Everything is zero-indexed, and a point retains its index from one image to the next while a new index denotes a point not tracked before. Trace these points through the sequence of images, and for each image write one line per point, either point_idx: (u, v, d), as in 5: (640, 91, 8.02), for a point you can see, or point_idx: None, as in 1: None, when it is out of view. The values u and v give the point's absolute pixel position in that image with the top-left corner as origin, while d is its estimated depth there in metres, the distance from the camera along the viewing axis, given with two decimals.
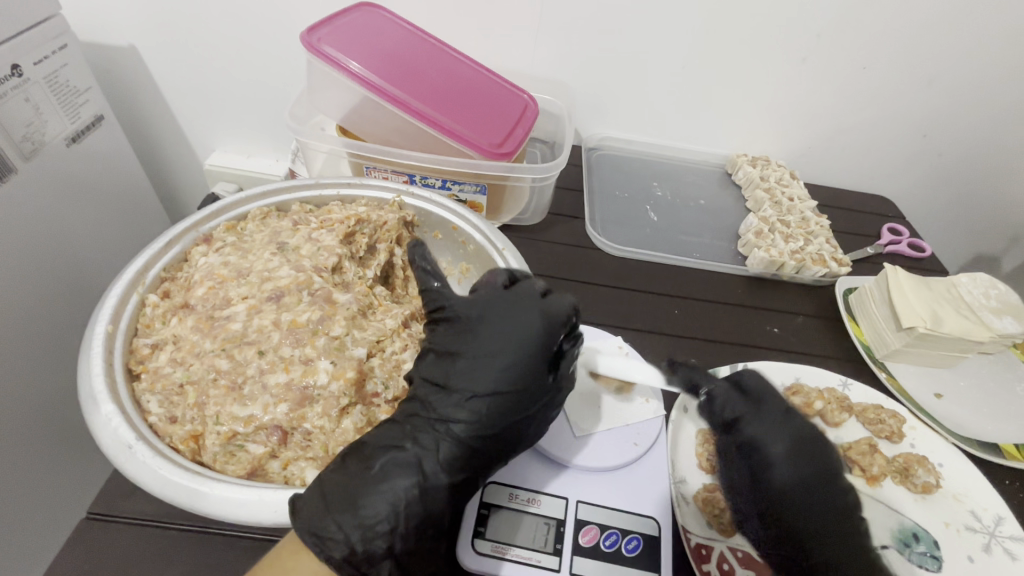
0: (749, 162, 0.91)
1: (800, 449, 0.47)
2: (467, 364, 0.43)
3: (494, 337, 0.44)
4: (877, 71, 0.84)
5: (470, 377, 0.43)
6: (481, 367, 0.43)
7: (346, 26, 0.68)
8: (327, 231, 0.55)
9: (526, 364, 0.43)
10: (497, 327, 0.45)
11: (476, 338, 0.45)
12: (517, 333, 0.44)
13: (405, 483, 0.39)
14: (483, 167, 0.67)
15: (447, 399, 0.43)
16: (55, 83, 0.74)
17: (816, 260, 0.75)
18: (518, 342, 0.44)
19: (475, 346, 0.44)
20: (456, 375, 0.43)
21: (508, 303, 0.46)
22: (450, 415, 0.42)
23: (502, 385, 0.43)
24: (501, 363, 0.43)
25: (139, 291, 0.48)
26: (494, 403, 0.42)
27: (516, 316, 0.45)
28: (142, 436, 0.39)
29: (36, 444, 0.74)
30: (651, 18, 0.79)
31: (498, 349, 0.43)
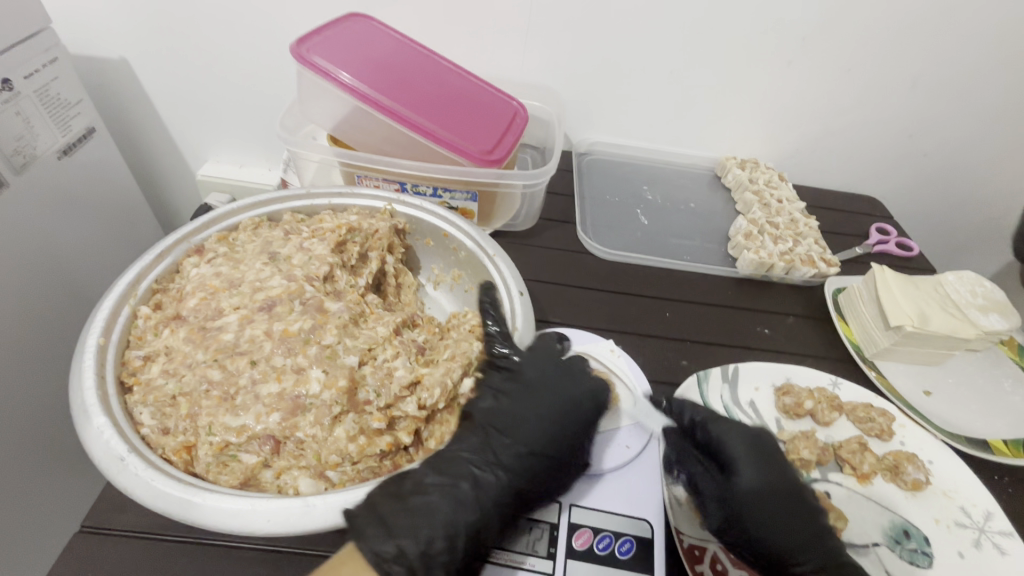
0: (738, 164, 0.92)
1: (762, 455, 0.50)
2: (521, 419, 0.48)
3: (548, 393, 0.50)
4: (861, 74, 0.85)
5: (526, 431, 0.48)
6: (534, 424, 0.48)
7: (335, 36, 0.69)
8: (319, 240, 0.55)
9: (575, 421, 0.50)
10: (557, 385, 0.51)
11: (533, 398, 0.50)
12: (569, 398, 0.50)
13: (456, 522, 0.41)
14: (474, 173, 0.68)
15: (499, 447, 0.46)
16: (46, 96, 0.74)
17: (805, 261, 0.76)
18: (570, 404, 0.50)
19: (532, 399, 0.50)
20: (512, 429, 0.48)
21: (567, 368, 0.53)
22: (501, 463, 0.46)
23: (551, 442, 0.48)
24: (557, 424, 0.49)
25: (131, 303, 0.48)
26: (544, 458, 0.47)
27: (570, 384, 0.51)
28: (134, 448, 0.39)
29: (28, 457, 0.73)
30: (639, 24, 0.80)
31: (551, 410, 0.49)
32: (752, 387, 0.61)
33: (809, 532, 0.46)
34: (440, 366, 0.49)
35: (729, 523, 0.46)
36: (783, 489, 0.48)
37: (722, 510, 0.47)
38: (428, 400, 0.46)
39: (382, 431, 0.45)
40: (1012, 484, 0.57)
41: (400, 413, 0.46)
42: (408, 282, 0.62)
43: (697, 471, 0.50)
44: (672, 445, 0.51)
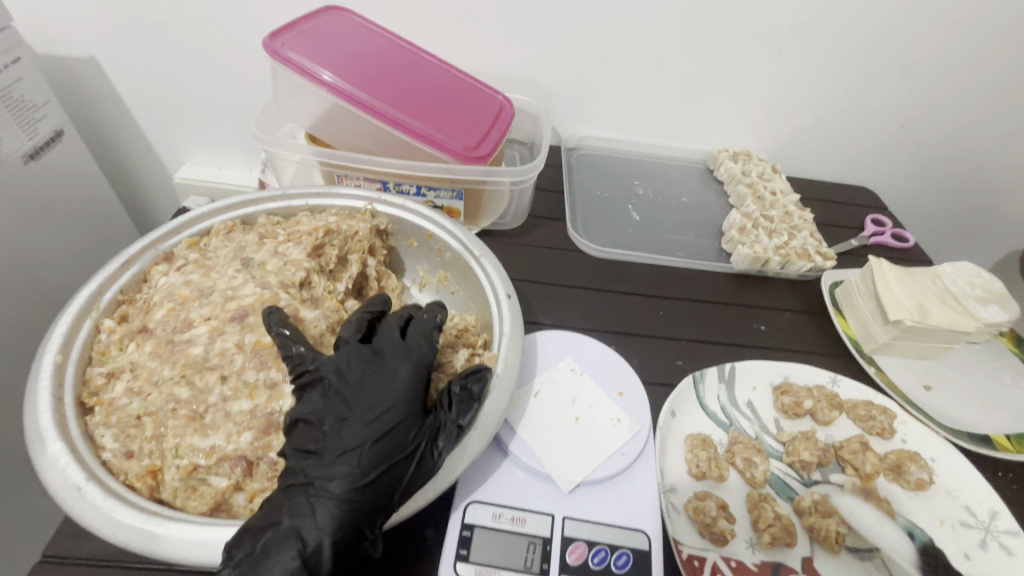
0: (730, 157, 0.90)
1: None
2: (342, 405, 0.40)
3: (366, 387, 0.41)
4: (854, 63, 0.83)
5: (356, 421, 0.40)
6: (357, 413, 0.40)
7: (311, 30, 0.65)
8: (295, 244, 0.52)
9: (400, 411, 0.41)
10: (371, 375, 0.42)
11: (352, 397, 0.41)
12: (389, 381, 0.42)
13: (293, 556, 0.35)
14: (459, 171, 0.65)
15: (327, 445, 0.39)
16: (8, 98, 0.71)
17: (800, 255, 0.74)
18: (389, 398, 0.41)
19: (345, 398, 0.41)
20: (326, 420, 0.40)
21: (368, 362, 0.43)
22: (333, 474, 0.38)
23: (385, 427, 0.40)
24: (375, 410, 0.40)
25: (93, 317, 0.45)
26: (380, 451, 0.39)
27: (386, 370, 0.43)
28: (94, 476, 0.36)
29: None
30: (625, 14, 0.78)
31: (381, 394, 0.41)
32: (750, 387, 0.60)
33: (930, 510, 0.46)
34: None
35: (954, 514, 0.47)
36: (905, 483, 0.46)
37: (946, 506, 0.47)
38: None
39: None
40: (1016, 480, 0.56)
41: None
42: (391, 284, 0.59)
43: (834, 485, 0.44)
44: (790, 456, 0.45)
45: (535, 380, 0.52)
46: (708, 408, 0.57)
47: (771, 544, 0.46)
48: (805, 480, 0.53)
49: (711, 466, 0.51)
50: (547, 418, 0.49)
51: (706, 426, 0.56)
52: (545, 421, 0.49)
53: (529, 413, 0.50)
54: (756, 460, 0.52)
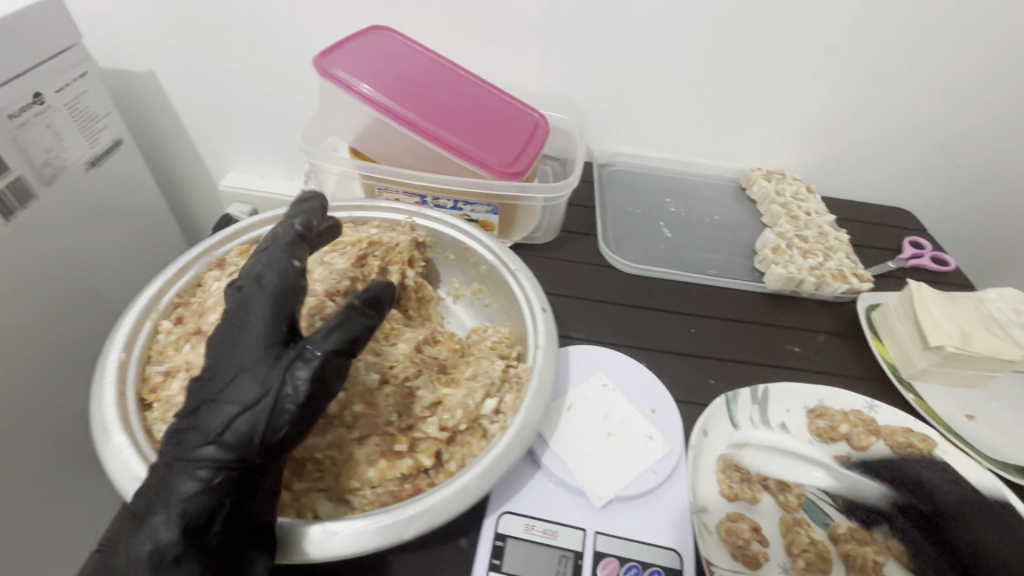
0: (763, 176, 0.90)
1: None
2: (219, 363, 0.38)
3: (240, 341, 0.38)
4: (891, 84, 0.82)
5: (226, 378, 0.37)
6: (217, 371, 0.38)
7: (357, 49, 0.68)
8: (340, 254, 0.54)
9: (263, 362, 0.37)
10: (244, 327, 0.38)
11: (228, 353, 0.38)
12: (247, 335, 0.38)
13: (160, 526, 0.34)
14: (495, 187, 0.67)
15: (201, 407, 0.37)
16: (75, 109, 0.77)
17: (836, 277, 0.73)
18: (257, 348, 0.37)
19: (224, 352, 0.38)
20: (207, 381, 0.38)
21: (240, 312, 0.39)
22: (201, 440, 0.35)
23: (244, 379, 0.36)
24: (233, 368, 0.37)
25: (153, 318, 0.48)
26: (236, 406, 0.35)
27: (251, 320, 0.38)
28: (154, 468, 0.38)
29: (47, 461, 0.74)
30: (660, 35, 0.79)
31: (248, 349, 0.37)
32: (784, 409, 0.59)
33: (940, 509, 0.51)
34: (463, 386, 0.47)
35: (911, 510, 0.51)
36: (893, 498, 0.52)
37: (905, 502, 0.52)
38: (450, 421, 0.44)
39: (403, 453, 0.42)
40: None
41: (421, 434, 0.43)
42: (429, 296, 0.61)
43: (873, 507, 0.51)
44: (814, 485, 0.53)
45: (567, 394, 0.53)
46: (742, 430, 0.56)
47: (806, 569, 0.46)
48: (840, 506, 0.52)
49: (744, 487, 0.51)
50: (581, 431, 0.50)
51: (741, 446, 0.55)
52: (578, 433, 0.50)
53: (563, 425, 0.50)
54: (790, 484, 0.52)
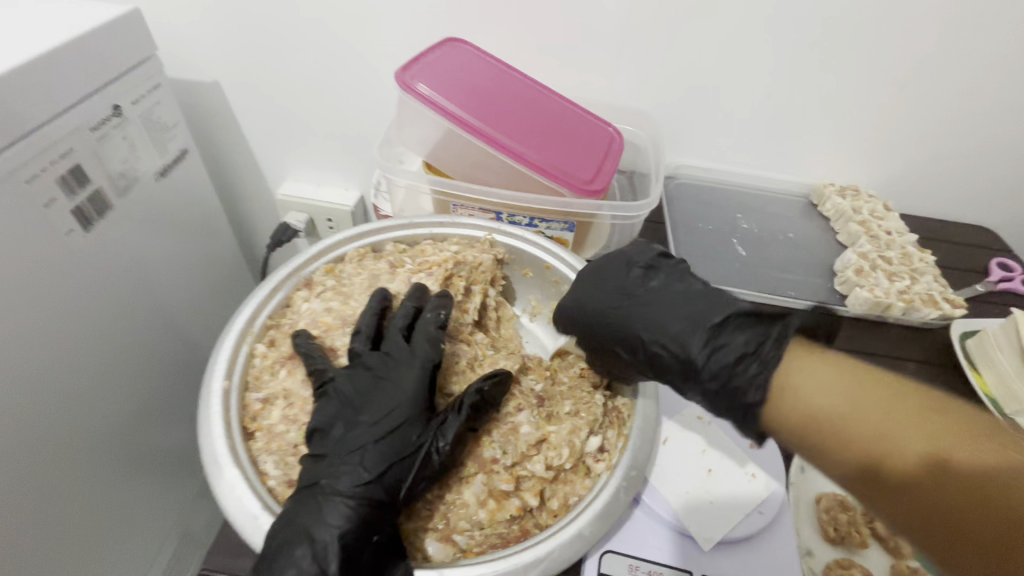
0: (837, 193, 0.87)
1: (601, 311, 0.48)
2: (367, 407, 0.41)
3: (380, 389, 0.42)
4: (983, 98, 0.78)
5: (375, 422, 0.40)
6: (359, 415, 0.40)
7: (435, 62, 0.67)
8: (427, 276, 0.54)
9: (407, 409, 0.41)
10: (386, 376, 0.42)
11: (367, 399, 0.41)
12: (394, 386, 0.42)
13: (303, 558, 0.35)
14: (574, 204, 0.65)
15: (345, 444, 0.39)
16: (148, 120, 0.77)
17: (926, 302, 0.70)
18: (399, 396, 0.41)
19: (361, 399, 0.41)
20: (351, 421, 0.40)
21: (381, 364, 0.43)
22: (354, 479, 0.38)
23: (391, 426, 0.40)
24: (386, 415, 0.40)
25: (248, 342, 0.47)
26: (393, 452, 0.39)
27: (393, 371, 0.43)
28: (266, 505, 0.38)
29: (105, 467, 0.75)
30: (738, 47, 0.76)
31: (399, 399, 0.41)
32: None
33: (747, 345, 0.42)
34: (566, 423, 0.45)
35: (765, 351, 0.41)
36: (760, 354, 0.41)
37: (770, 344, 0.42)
38: (556, 460, 0.42)
39: (510, 493, 0.41)
40: None
41: (527, 472, 0.42)
42: (507, 314, 0.60)
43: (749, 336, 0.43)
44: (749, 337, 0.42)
45: (662, 426, 0.51)
46: None
47: None
48: None
49: (851, 531, 0.47)
50: (679, 467, 0.48)
51: None
52: (677, 468, 0.48)
53: (660, 460, 0.49)
54: None
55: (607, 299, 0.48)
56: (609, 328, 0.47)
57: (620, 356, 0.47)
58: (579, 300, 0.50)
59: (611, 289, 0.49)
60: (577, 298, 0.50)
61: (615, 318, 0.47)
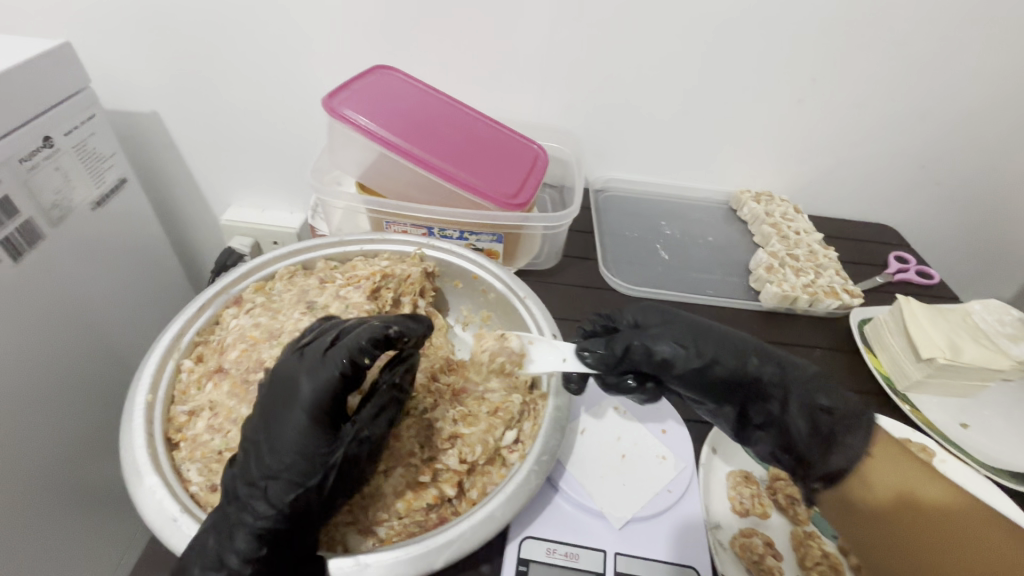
0: (753, 198, 0.93)
1: (721, 345, 0.48)
2: (268, 430, 0.39)
3: (283, 414, 0.39)
4: (871, 108, 0.87)
5: (276, 450, 0.38)
6: (258, 440, 0.39)
7: (363, 88, 0.71)
8: (355, 288, 0.56)
9: (310, 436, 0.39)
10: (288, 398, 0.39)
11: (271, 422, 0.39)
12: (286, 411, 0.39)
13: None
14: (500, 217, 0.69)
15: (247, 470, 0.39)
16: (83, 151, 0.78)
17: (828, 293, 0.76)
18: (301, 420, 0.38)
19: (267, 421, 0.39)
20: (255, 447, 0.39)
21: (285, 383, 0.40)
22: (260, 506, 0.38)
23: (295, 451, 0.38)
24: (288, 441, 0.38)
25: (175, 358, 0.49)
26: (294, 477, 0.38)
27: (295, 391, 0.39)
28: (186, 507, 0.39)
29: (45, 504, 0.74)
30: (651, 68, 0.83)
31: (296, 421, 0.39)
32: None
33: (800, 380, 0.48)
34: (483, 422, 0.49)
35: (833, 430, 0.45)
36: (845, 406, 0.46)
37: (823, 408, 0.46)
38: (469, 455, 0.46)
39: (427, 483, 0.45)
40: None
41: (442, 466, 0.46)
42: (439, 323, 0.63)
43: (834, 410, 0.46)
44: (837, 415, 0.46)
45: (582, 419, 0.55)
46: None
47: None
48: None
49: (754, 502, 0.52)
50: (596, 455, 0.52)
51: (750, 462, 0.56)
52: (594, 455, 0.52)
53: (578, 449, 0.53)
54: (799, 497, 0.52)
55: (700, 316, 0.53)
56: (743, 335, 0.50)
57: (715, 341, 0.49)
58: (676, 319, 0.51)
59: (725, 330, 0.50)
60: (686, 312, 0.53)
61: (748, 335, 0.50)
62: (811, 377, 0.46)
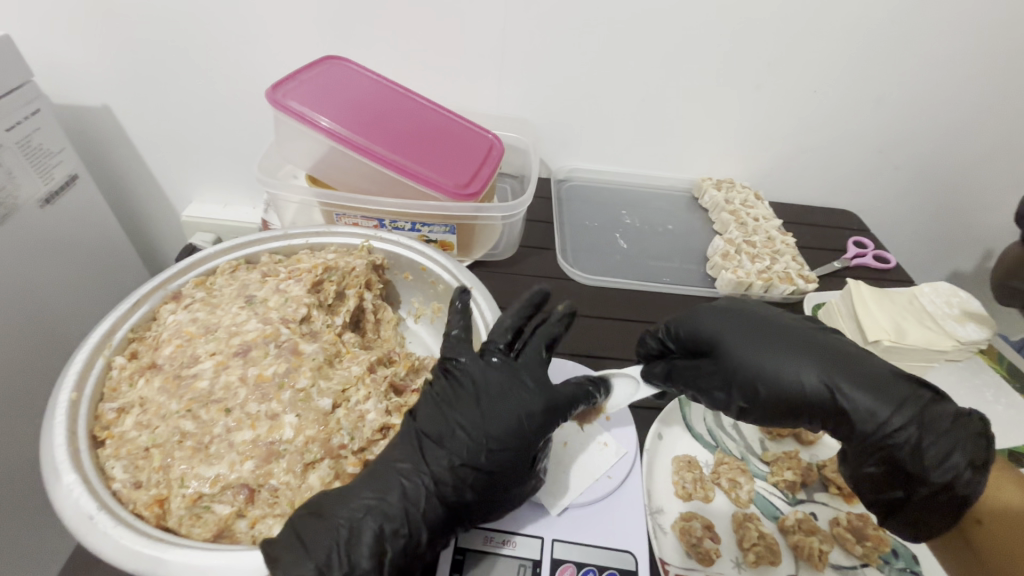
0: (713, 185, 0.94)
1: (828, 356, 0.48)
2: (443, 444, 0.44)
3: (498, 410, 0.45)
4: (828, 94, 0.87)
5: (463, 444, 0.44)
6: (505, 443, 0.44)
7: (310, 80, 0.70)
8: (295, 281, 0.56)
9: (526, 436, 0.45)
10: (512, 396, 0.46)
11: (482, 415, 0.45)
12: (514, 407, 0.45)
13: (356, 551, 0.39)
14: (451, 208, 0.69)
15: (421, 479, 0.42)
16: (28, 147, 0.76)
17: (782, 279, 0.77)
18: (526, 417, 0.45)
19: (471, 412, 0.45)
20: (431, 457, 0.43)
21: (513, 383, 0.47)
22: (438, 483, 0.42)
23: (488, 446, 0.44)
24: (491, 433, 0.44)
25: (105, 354, 0.49)
26: (465, 468, 0.43)
27: (522, 390, 0.46)
28: (103, 505, 0.39)
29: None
30: (607, 55, 0.83)
31: (485, 434, 0.44)
32: None
33: (871, 402, 0.45)
34: None
35: (891, 474, 0.45)
36: (940, 439, 0.43)
37: (876, 448, 0.45)
38: None
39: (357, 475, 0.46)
40: None
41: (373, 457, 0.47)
42: (387, 316, 0.62)
43: (905, 447, 0.44)
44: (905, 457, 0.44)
45: None
46: (694, 430, 0.58)
47: (757, 563, 0.48)
48: (790, 499, 0.54)
49: (696, 486, 0.52)
50: None
51: (694, 447, 0.57)
52: None
53: None
54: (741, 480, 0.53)
55: (762, 322, 0.52)
56: (796, 352, 0.49)
57: (765, 362, 0.49)
58: (749, 321, 0.52)
59: (823, 333, 0.51)
60: (739, 318, 0.53)
61: (806, 353, 0.48)
62: (872, 414, 0.45)
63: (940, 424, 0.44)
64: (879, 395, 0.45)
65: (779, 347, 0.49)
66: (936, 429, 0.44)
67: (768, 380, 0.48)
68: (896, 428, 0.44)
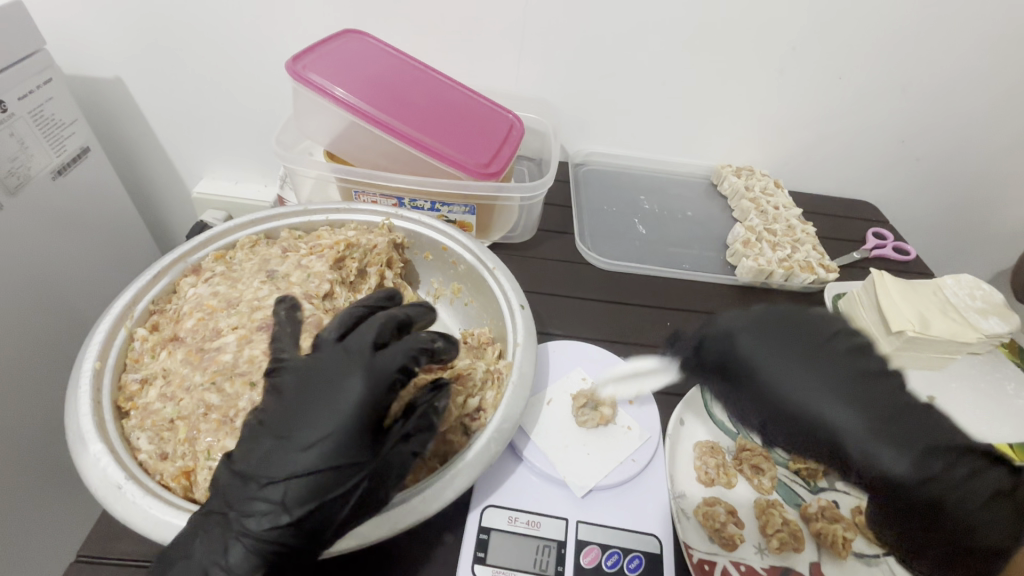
0: (733, 172, 0.92)
1: (868, 403, 0.42)
2: (250, 465, 0.39)
3: (309, 413, 0.39)
4: (855, 82, 0.85)
5: (272, 466, 0.38)
6: (317, 446, 0.38)
7: (330, 53, 0.69)
8: (318, 257, 0.55)
9: (338, 437, 0.38)
10: (318, 395, 0.39)
11: (289, 425, 0.39)
12: (329, 402, 0.39)
13: None
14: (472, 187, 0.68)
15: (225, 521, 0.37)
16: (40, 117, 0.74)
17: (804, 267, 0.76)
18: (335, 415, 0.38)
19: (281, 424, 0.39)
20: (234, 496, 0.38)
21: (324, 378, 0.40)
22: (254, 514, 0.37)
23: (294, 461, 0.38)
24: (301, 445, 0.38)
25: (127, 325, 0.48)
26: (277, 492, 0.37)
27: (334, 387, 0.39)
28: (132, 475, 0.39)
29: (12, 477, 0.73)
30: (632, 35, 0.81)
31: (291, 443, 0.38)
32: None
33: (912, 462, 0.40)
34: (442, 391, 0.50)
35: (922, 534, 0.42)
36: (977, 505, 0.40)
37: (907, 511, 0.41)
38: None
39: None
40: None
41: None
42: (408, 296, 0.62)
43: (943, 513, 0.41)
44: (942, 524, 0.41)
45: (547, 389, 0.56)
46: (716, 417, 0.57)
47: (781, 549, 0.47)
48: (812, 487, 0.54)
49: (719, 472, 0.52)
50: (560, 425, 0.53)
51: (716, 433, 0.56)
52: (557, 424, 0.53)
53: (542, 419, 0.53)
54: (764, 467, 0.53)
55: (802, 343, 0.45)
56: (831, 392, 0.42)
57: (791, 399, 0.43)
58: (782, 342, 0.45)
59: (881, 374, 0.43)
60: (768, 335, 0.46)
61: (843, 396, 0.42)
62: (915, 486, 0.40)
63: (983, 495, 0.40)
64: (924, 452, 0.40)
65: (816, 385, 0.43)
66: (973, 499, 0.40)
67: (788, 417, 0.43)
68: (937, 496, 0.40)
